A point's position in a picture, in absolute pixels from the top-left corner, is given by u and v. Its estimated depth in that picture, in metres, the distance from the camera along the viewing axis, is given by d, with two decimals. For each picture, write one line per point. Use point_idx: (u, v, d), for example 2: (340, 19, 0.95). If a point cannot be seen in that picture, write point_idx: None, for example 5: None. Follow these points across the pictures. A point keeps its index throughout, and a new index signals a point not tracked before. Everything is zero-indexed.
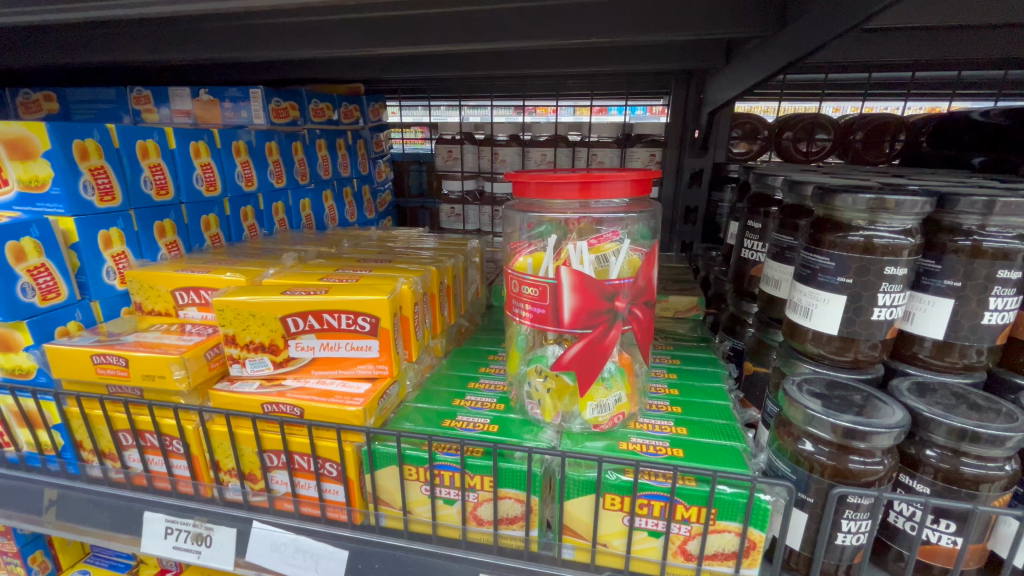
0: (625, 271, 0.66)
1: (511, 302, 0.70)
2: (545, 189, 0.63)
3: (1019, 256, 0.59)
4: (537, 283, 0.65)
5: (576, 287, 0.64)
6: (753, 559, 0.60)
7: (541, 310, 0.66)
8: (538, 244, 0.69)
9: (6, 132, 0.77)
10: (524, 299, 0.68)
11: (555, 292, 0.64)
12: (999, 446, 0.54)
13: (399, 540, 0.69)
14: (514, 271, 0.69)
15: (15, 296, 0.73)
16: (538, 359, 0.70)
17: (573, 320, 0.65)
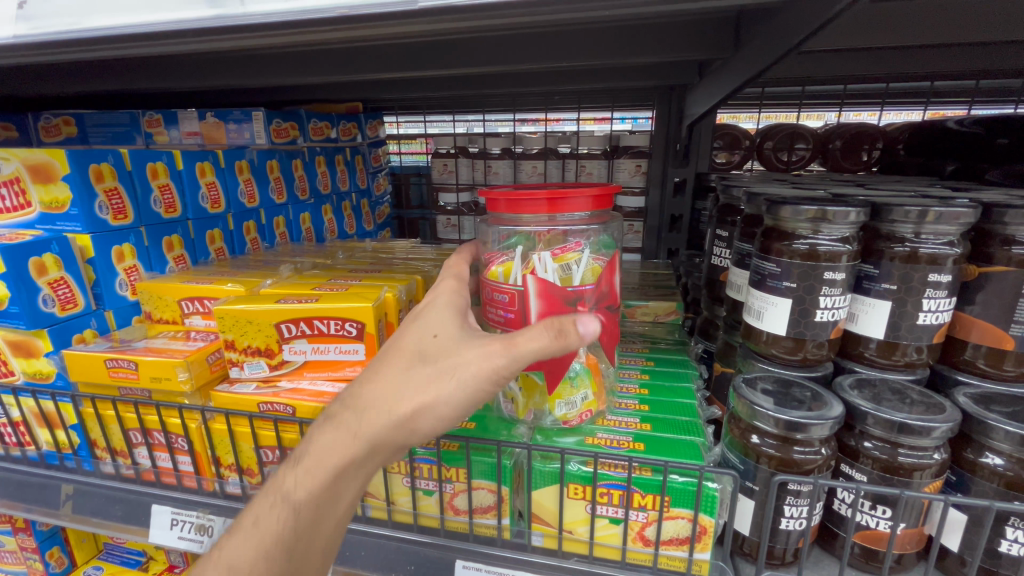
0: (586, 277, 0.72)
1: (485, 311, 0.76)
2: (515, 204, 0.69)
3: (949, 261, 0.64)
4: (507, 290, 0.71)
5: (542, 291, 0.69)
6: (706, 544, 0.65)
7: (512, 315, 0.71)
8: (508, 254, 0.74)
9: (31, 160, 0.85)
10: (497, 305, 0.73)
11: (523, 297, 0.70)
12: (926, 436, 0.59)
13: (384, 529, 0.75)
14: (487, 281, 0.75)
15: (37, 307, 0.81)
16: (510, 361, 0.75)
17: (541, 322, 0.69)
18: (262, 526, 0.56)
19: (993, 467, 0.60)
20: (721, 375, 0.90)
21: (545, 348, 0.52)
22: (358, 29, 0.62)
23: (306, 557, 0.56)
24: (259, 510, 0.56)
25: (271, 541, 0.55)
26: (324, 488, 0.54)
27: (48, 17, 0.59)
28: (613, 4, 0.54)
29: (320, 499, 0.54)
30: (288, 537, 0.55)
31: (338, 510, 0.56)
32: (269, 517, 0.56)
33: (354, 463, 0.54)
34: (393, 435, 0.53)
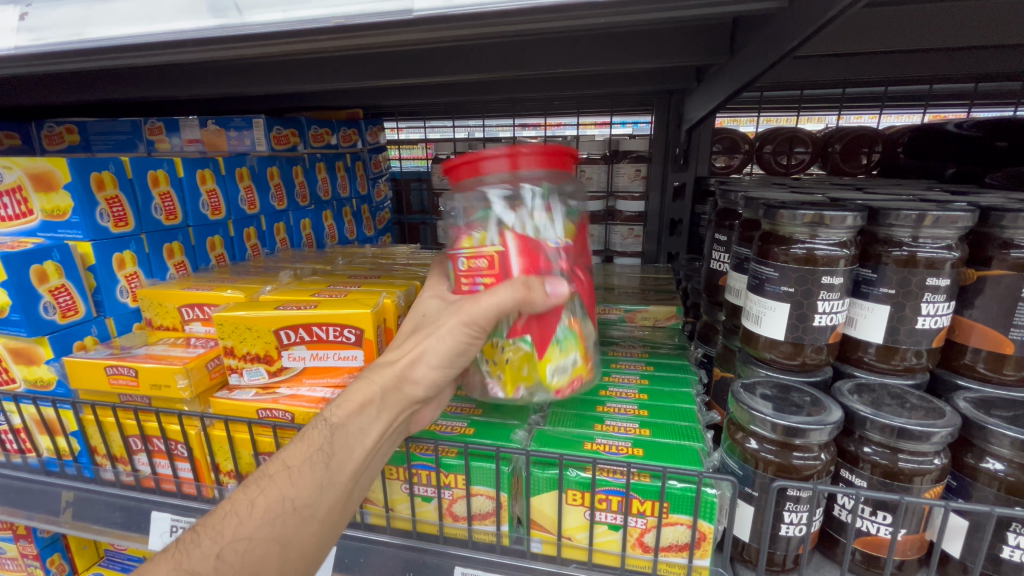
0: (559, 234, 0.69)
1: (459, 285, 0.69)
2: (474, 169, 0.65)
3: (947, 265, 0.64)
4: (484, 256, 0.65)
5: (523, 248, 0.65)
6: (705, 550, 0.65)
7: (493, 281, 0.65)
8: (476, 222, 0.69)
9: (33, 169, 0.86)
10: (473, 274, 0.66)
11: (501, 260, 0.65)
12: (926, 441, 0.58)
13: (382, 536, 0.75)
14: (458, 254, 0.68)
15: (38, 314, 0.81)
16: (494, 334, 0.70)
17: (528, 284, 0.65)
18: (295, 461, 0.58)
19: (995, 472, 0.59)
20: (721, 380, 0.89)
21: (505, 299, 0.60)
22: (356, 38, 0.63)
23: (331, 497, 0.59)
24: (293, 450, 0.59)
25: (302, 477, 0.57)
26: (352, 423, 0.62)
27: (50, 27, 0.60)
28: (609, 11, 0.55)
29: (349, 437, 0.61)
30: (320, 472, 0.58)
31: (363, 449, 0.62)
32: (302, 457, 0.59)
33: (376, 403, 0.64)
34: (404, 378, 0.66)
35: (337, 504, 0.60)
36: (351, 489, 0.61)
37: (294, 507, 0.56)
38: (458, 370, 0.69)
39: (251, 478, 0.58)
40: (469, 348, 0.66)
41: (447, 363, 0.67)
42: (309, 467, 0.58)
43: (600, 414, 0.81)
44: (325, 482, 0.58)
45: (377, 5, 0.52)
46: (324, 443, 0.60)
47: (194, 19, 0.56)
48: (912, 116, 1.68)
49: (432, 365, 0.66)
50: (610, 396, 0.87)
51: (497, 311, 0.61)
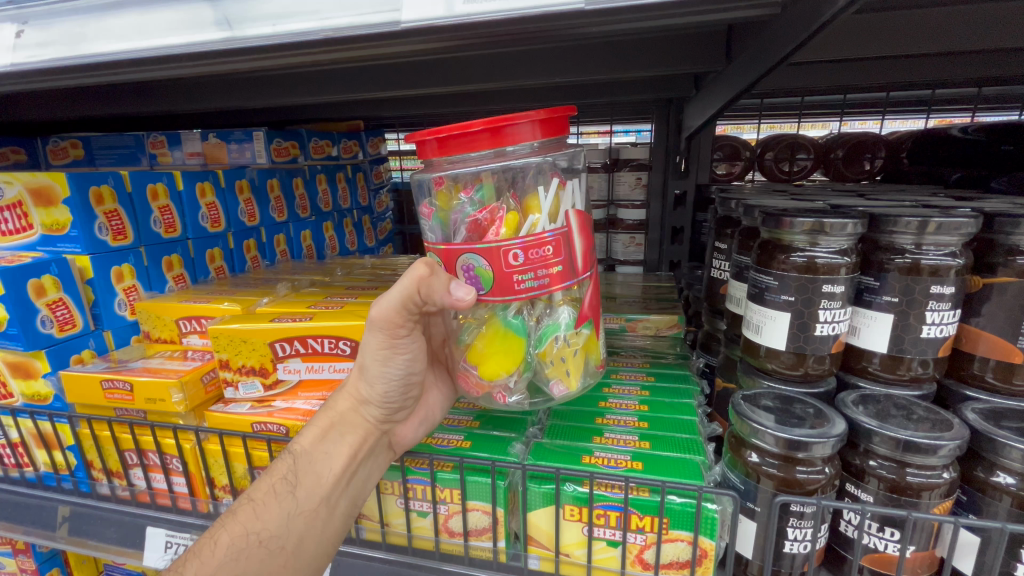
0: (554, 221, 0.60)
1: (499, 283, 0.58)
2: (445, 144, 0.55)
3: (952, 272, 0.62)
4: (495, 252, 0.57)
5: (552, 237, 0.58)
6: (706, 567, 0.64)
7: (512, 280, 0.57)
8: (467, 219, 0.61)
9: (33, 183, 0.86)
10: (531, 266, 0.57)
11: (524, 251, 0.57)
12: (933, 454, 0.57)
13: (378, 552, 0.74)
14: (445, 255, 0.61)
15: (36, 328, 0.81)
16: (552, 329, 0.64)
17: (551, 271, 0.58)
18: (259, 494, 0.62)
19: (1007, 487, 0.57)
20: (723, 391, 0.88)
21: (399, 294, 0.62)
22: (348, 50, 0.63)
23: (299, 525, 0.62)
24: (259, 484, 0.64)
25: (267, 509, 0.61)
26: (313, 449, 0.66)
27: (44, 44, 0.60)
28: (598, 19, 0.55)
29: (312, 462, 0.65)
30: (286, 502, 0.62)
31: (330, 472, 0.65)
32: (266, 489, 0.63)
33: (333, 426, 0.68)
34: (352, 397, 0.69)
35: (310, 530, 0.63)
36: (322, 514, 0.64)
37: (262, 539, 0.60)
38: (405, 375, 0.70)
39: (223, 516, 0.62)
40: (400, 351, 0.68)
41: (381, 373, 0.69)
42: (275, 497, 0.62)
43: (599, 427, 0.79)
44: (292, 510, 0.62)
45: (366, 18, 0.51)
46: (288, 471, 0.64)
47: (187, 34, 0.56)
48: (915, 121, 1.67)
49: (374, 379, 0.70)
50: (609, 408, 0.85)
51: (400, 303, 0.63)
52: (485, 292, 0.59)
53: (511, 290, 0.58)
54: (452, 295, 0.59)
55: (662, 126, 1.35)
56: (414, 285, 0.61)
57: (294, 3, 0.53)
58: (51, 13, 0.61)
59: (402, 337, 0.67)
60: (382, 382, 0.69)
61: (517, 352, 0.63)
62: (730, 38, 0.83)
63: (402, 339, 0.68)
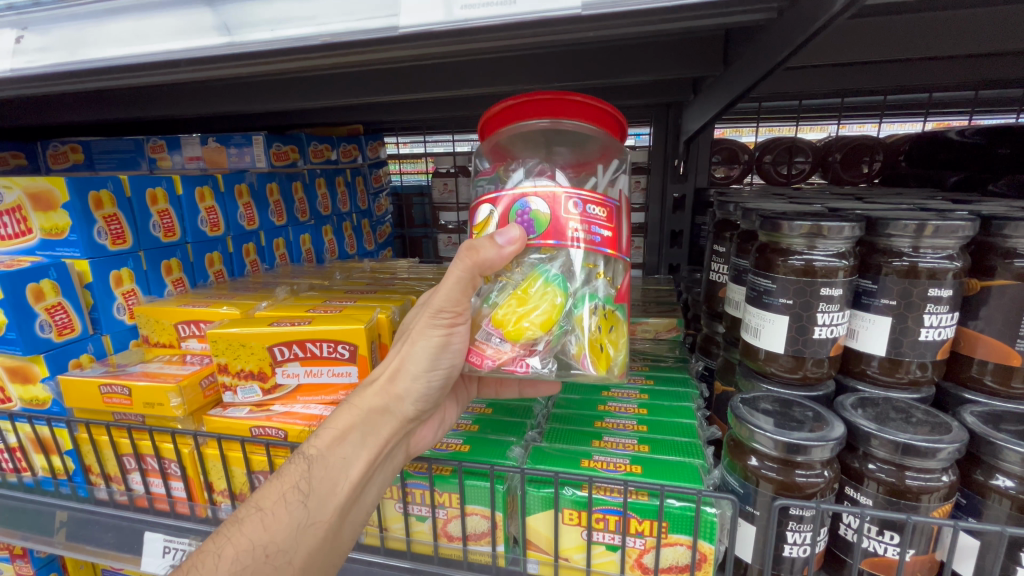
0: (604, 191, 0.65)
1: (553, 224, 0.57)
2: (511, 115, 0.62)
3: (949, 275, 0.62)
4: (554, 197, 0.57)
5: (604, 201, 0.59)
6: (706, 571, 0.63)
7: (567, 226, 0.57)
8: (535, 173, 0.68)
9: (32, 188, 0.87)
10: (587, 219, 0.57)
11: (582, 201, 0.57)
12: (932, 457, 0.57)
13: (376, 556, 0.74)
14: (496, 202, 0.59)
15: (34, 332, 0.81)
16: (590, 297, 0.62)
17: (603, 228, 0.58)
18: (268, 502, 0.58)
19: (1005, 490, 0.57)
20: (722, 394, 0.87)
21: (457, 272, 0.58)
22: (345, 54, 0.63)
23: (308, 538, 0.58)
24: (268, 491, 0.59)
25: (275, 520, 0.57)
26: (332, 454, 0.61)
27: (42, 50, 0.60)
28: (597, 24, 0.55)
29: (329, 468, 0.61)
30: (297, 512, 0.58)
31: (347, 480, 0.62)
32: (276, 497, 0.58)
33: (356, 427, 0.64)
34: (389, 399, 0.66)
35: (318, 541, 0.59)
36: (334, 525, 0.60)
37: (268, 553, 0.56)
38: (440, 379, 0.67)
39: (227, 524, 0.57)
40: (455, 353, 0.64)
41: (428, 374, 0.66)
42: (285, 507, 0.58)
43: (599, 430, 0.79)
44: (303, 522, 0.58)
45: (364, 23, 0.51)
46: (300, 479, 0.59)
47: (184, 40, 0.56)
48: (914, 124, 1.67)
49: (412, 377, 0.66)
50: (609, 412, 0.85)
51: (457, 285, 0.59)
52: (535, 237, 0.57)
53: (565, 236, 0.57)
54: (502, 247, 0.56)
55: (661, 130, 1.35)
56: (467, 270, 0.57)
57: (291, 9, 0.54)
58: (50, 19, 0.61)
59: (458, 330, 0.63)
60: (421, 380, 0.66)
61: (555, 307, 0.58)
62: (727, 43, 0.83)
63: (459, 328, 0.62)
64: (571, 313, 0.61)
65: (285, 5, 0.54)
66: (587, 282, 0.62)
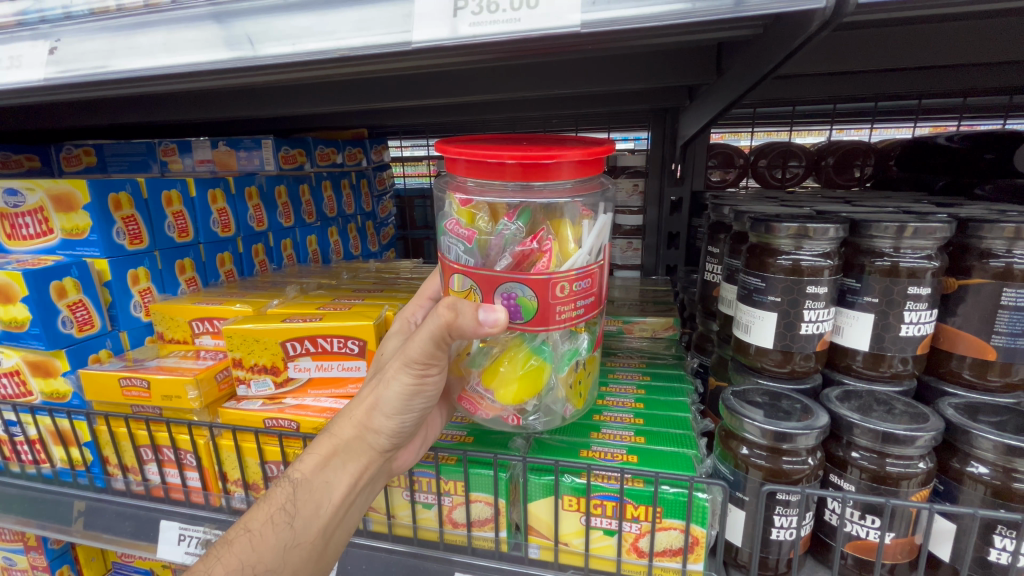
0: (596, 257, 0.61)
1: (542, 314, 0.57)
2: (481, 167, 0.55)
3: (928, 274, 0.66)
4: (543, 284, 0.56)
5: (593, 272, 0.59)
6: (698, 555, 0.67)
7: (554, 311, 0.58)
8: (515, 248, 0.59)
9: (55, 190, 0.90)
10: (574, 297, 0.58)
11: (570, 283, 0.57)
12: (910, 444, 0.60)
13: (384, 543, 0.77)
14: (480, 280, 0.58)
15: (56, 328, 0.85)
16: (573, 355, 0.65)
17: (585, 302, 0.60)
18: (257, 524, 0.61)
19: (979, 476, 0.61)
20: (715, 389, 0.91)
21: (433, 328, 0.58)
22: (357, 65, 0.67)
23: (294, 557, 0.62)
24: (256, 512, 0.62)
25: (263, 540, 0.60)
26: (315, 478, 0.64)
27: (73, 60, 0.64)
28: (595, 38, 0.59)
29: (312, 491, 0.63)
30: (283, 533, 0.61)
31: (329, 503, 0.64)
32: (264, 518, 0.61)
33: (336, 454, 0.66)
34: (369, 431, 0.67)
35: (302, 560, 0.63)
36: (318, 545, 0.64)
37: (256, 571, 0.59)
38: (417, 415, 0.67)
39: (217, 545, 0.60)
40: (426, 390, 0.65)
41: (403, 411, 0.66)
42: (272, 528, 0.61)
43: (597, 423, 0.83)
44: (288, 543, 0.61)
45: (379, 38, 0.55)
46: (287, 501, 0.63)
47: (208, 52, 0.60)
48: (905, 129, 1.72)
49: (387, 413, 0.66)
50: (606, 406, 0.89)
51: (431, 340, 0.60)
52: (522, 322, 0.58)
53: (550, 321, 0.58)
54: (481, 324, 0.55)
55: (658, 135, 1.39)
56: (441, 322, 0.57)
57: (310, 25, 0.57)
58: (81, 31, 0.65)
59: (430, 378, 0.64)
60: (395, 417, 0.66)
61: (542, 379, 0.62)
62: (720, 54, 0.87)
63: (432, 375, 0.64)
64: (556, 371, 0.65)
65: (304, 21, 0.58)
66: (571, 339, 0.65)
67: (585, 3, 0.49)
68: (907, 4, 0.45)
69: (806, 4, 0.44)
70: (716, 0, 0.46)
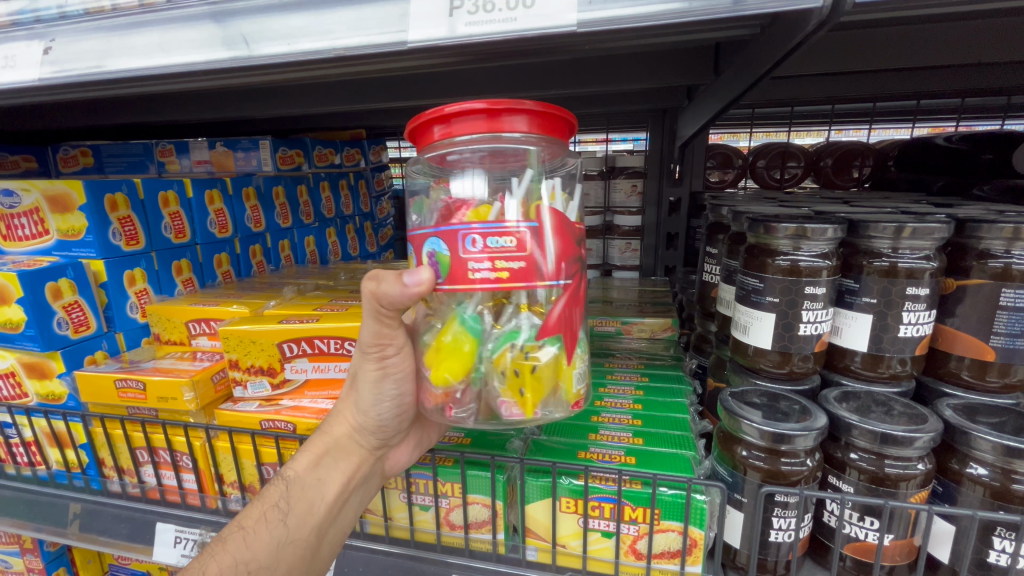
0: (522, 213, 0.52)
1: (455, 270, 0.51)
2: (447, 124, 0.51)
3: (926, 274, 0.66)
4: (454, 235, 0.50)
5: (516, 229, 0.50)
6: (696, 557, 0.66)
7: (468, 266, 0.50)
8: (440, 204, 0.56)
9: (51, 191, 0.90)
10: (492, 255, 0.50)
11: (483, 237, 0.50)
12: (909, 445, 0.60)
13: (382, 545, 0.77)
14: (412, 241, 0.56)
15: (52, 330, 0.85)
16: (510, 336, 0.55)
17: (511, 265, 0.50)
18: (250, 521, 0.61)
19: (979, 477, 0.60)
20: (714, 390, 0.91)
21: (372, 306, 0.60)
22: (354, 65, 0.66)
23: (287, 555, 0.61)
24: (250, 511, 0.63)
25: (257, 537, 0.60)
26: (307, 475, 0.65)
27: (68, 60, 0.64)
28: (592, 37, 0.59)
29: (305, 488, 0.64)
30: (276, 531, 0.61)
31: (322, 500, 0.65)
32: (257, 516, 0.62)
33: (326, 451, 0.67)
34: (357, 427, 0.69)
35: (296, 560, 0.62)
36: (311, 544, 0.63)
37: (250, 569, 0.59)
38: (394, 407, 0.68)
39: (213, 544, 0.61)
40: (395, 376, 0.67)
41: (380, 402, 0.68)
42: (266, 525, 0.61)
43: (595, 424, 0.83)
44: (282, 540, 0.61)
45: (375, 38, 0.55)
46: (280, 499, 0.64)
47: (203, 53, 0.59)
48: (904, 129, 1.72)
49: (368, 406, 0.68)
50: (605, 407, 0.89)
51: (374, 319, 0.62)
52: (441, 282, 0.52)
53: (467, 281, 0.51)
54: (405, 286, 0.55)
55: (657, 135, 1.38)
56: (378, 301, 0.59)
57: (306, 25, 0.57)
58: (77, 31, 0.65)
59: (391, 360, 0.65)
60: (374, 408, 0.68)
61: (461, 353, 0.56)
62: (718, 54, 0.87)
63: (391, 357, 0.65)
64: (488, 353, 0.56)
65: (300, 21, 0.58)
66: (509, 318, 0.56)
67: (581, 3, 0.49)
68: (903, 4, 0.45)
69: (802, 3, 0.44)
70: (713, 0, 0.46)
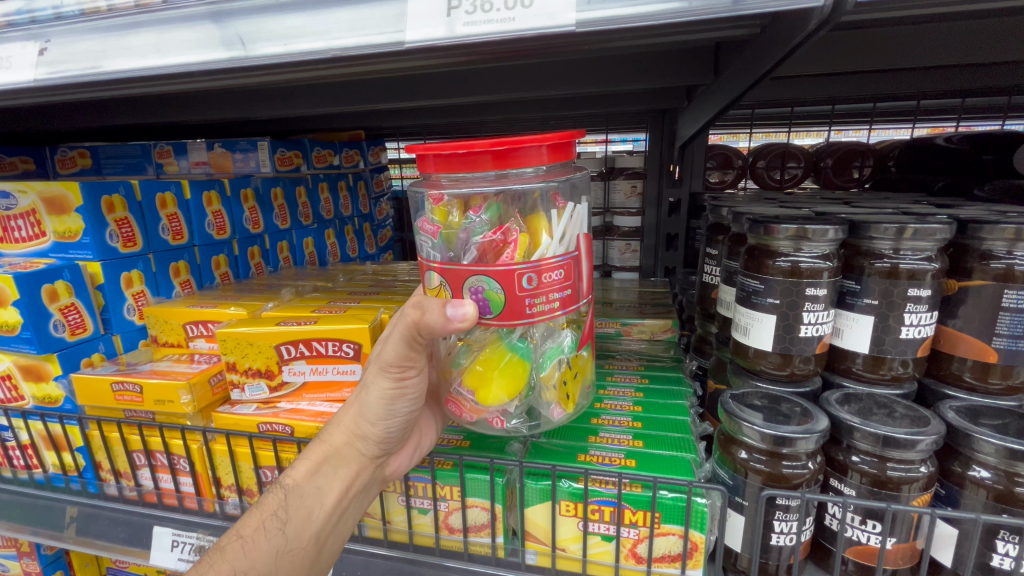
0: (567, 245, 0.57)
1: (514, 307, 0.54)
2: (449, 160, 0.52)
3: (928, 276, 0.65)
4: (507, 275, 0.53)
5: (564, 261, 0.55)
6: (697, 560, 0.66)
7: (525, 303, 0.54)
8: (477, 241, 0.56)
9: (48, 192, 0.89)
10: (546, 288, 0.54)
11: (538, 274, 0.54)
12: (912, 449, 0.59)
13: (380, 548, 0.76)
14: (448, 275, 0.55)
15: (49, 332, 0.84)
16: (555, 352, 0.63)
17: (562, 294, 0.56)
18: (248, 531, 0.61)
19: (981, 480, 0.60)
20: (714, 392, 0.90)
21: (403, 329, 0.59)
22: (351, 64, 0.66)
23: (287, 564, 0.61)
24: (249, 519, 0.62)
25: (255, 547, 0.60)
26: (306, 484, 0.64)
27: (62, 61, 0.63)
28: (590, 37, 0.58)
29: (304, 498, 0.63)
30: (275, 539, 0.61)
31: (321, 509, 0.64)
32: (256, 525, 0.61)
33: (326, 460, 0.65)
34: (358, 436, 0.67)
35: (296, 567, 0.62)
36: (311, 551, 0.63)
37: None
38: (401, 419, 0.67)
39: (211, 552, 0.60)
40: (405, 390, 0.65)
41: (388, 415, 0.66)
42: (264, 535, 0.61)
43: (595, 426, 0.82)
44: (281, 549, 0.60)
45: (372, 38, 0.54)
46: (279, 507, 0.63)
47: (200, 53, 0.59)
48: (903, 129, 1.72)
49: (373, 417, 0.66)
50: (604, 409, 0.88)
51: (404, 341, 0.60)
52: (491, 317, 0.55)
53: (522, 315, 0.54)
54: (448, 319, 0.55)
55: (657, 136, 1.38)
56: (411, 324, 0.58)
57: (303, 25, 0.57)
58: (73, 32, 0.64)
59: (410, 377, 0.65)
60: (382, 421, 0.66)
61: (519, 377, 0.60)
62: (718, 55, 0.86)
63: (411, 375, 0.64)
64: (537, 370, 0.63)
65: (297, 21, 0.57)
66: (551, 337, 0.63)
67: (580, 3, 0.49)
68: (905, 3, 0.45)
69: (802, 3, 0.44)
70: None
